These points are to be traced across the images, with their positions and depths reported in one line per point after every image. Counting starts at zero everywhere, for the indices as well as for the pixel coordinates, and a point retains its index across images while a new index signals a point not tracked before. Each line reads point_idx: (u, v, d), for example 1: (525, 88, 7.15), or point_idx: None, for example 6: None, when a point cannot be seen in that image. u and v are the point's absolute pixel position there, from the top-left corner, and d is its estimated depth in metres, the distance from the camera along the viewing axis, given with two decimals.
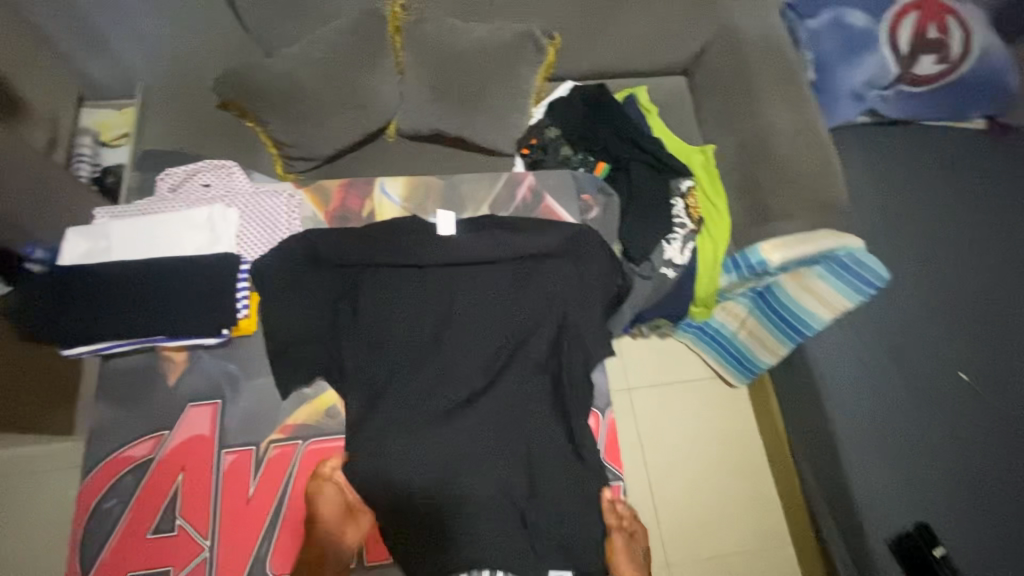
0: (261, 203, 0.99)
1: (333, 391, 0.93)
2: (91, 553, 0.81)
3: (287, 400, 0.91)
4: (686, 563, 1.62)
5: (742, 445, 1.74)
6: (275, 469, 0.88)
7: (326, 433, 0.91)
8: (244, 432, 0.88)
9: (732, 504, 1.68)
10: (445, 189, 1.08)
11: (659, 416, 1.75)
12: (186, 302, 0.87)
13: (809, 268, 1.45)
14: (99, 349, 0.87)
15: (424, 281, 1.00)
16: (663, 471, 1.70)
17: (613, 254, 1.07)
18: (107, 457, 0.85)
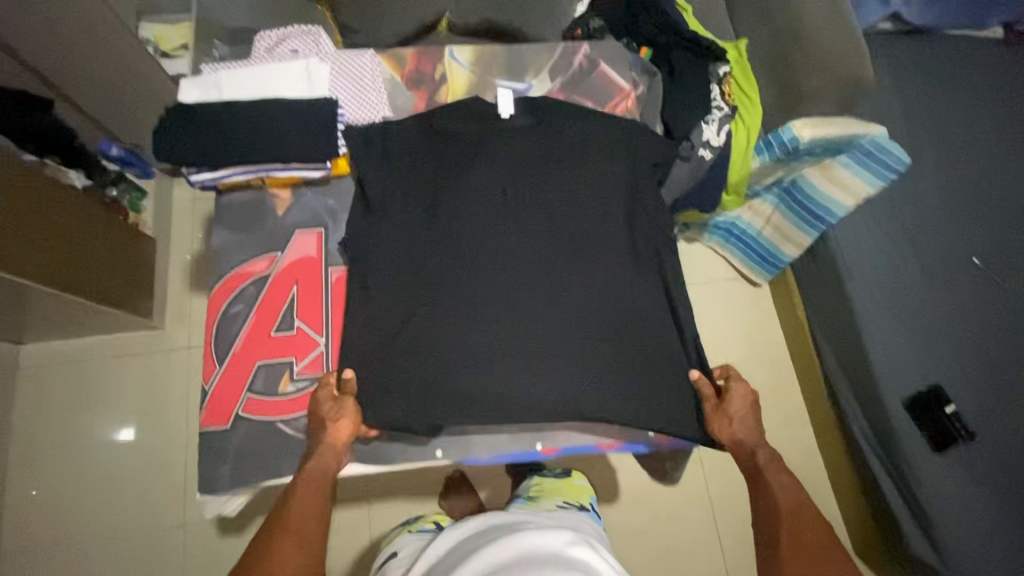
0: (346, 63, 1.07)
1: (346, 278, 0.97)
2: (224, 348, 0.92)
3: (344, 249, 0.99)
4: None
5: (764, 338, 1.87)
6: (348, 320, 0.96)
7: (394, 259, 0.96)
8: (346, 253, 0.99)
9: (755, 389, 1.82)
10: (508, 56, 1.15)
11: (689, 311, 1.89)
12: (290, 134, 0.95)
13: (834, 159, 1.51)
14: (221, 177, 0.97)
15: (495, 126, 1.05)
16: None
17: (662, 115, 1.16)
18: (229, 273, 0.96)
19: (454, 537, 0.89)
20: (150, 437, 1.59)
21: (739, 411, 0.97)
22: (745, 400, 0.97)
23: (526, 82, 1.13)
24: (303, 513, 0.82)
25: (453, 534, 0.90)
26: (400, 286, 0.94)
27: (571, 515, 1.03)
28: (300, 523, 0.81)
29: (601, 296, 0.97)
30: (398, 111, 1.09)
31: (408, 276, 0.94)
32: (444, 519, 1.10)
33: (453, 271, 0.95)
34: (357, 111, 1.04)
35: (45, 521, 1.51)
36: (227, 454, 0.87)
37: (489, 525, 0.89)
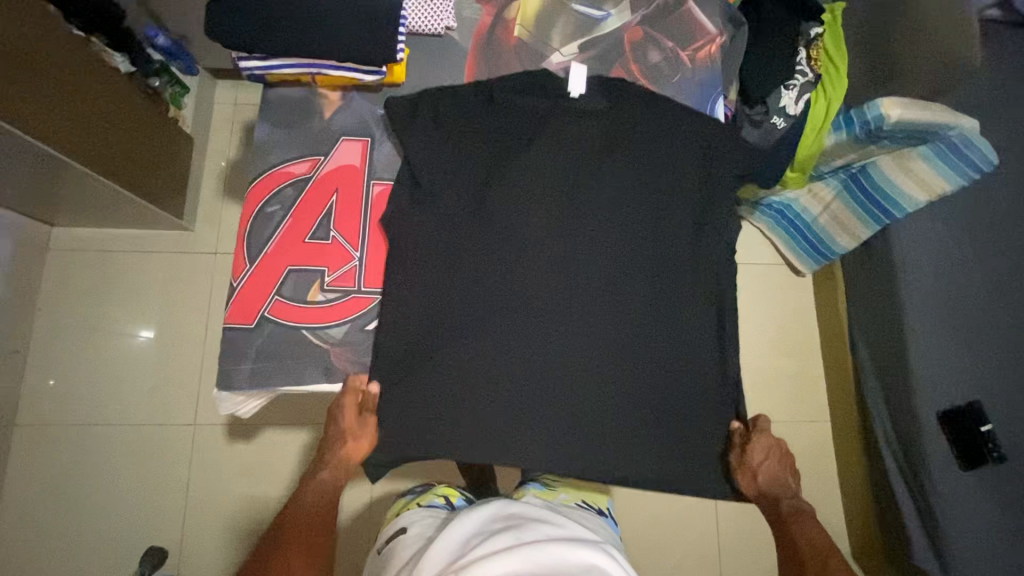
0: None
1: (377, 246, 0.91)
2: (256, 248, 0.88)
3: (383, 167, 0.93)
4: None
5: (797, 329, 1.80)
6: (376, 253, 0.90)
7: (443, 181, 0.91)
8: (393, 167, 0.94)
9: (778, 379, 1.76)
10: None
11: None
12: (350, 29, 0.88)
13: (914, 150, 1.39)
14: (272, 68, 0.90)
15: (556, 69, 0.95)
16: None
17: None
18: (267, 171, 0.91)
19: (472, 522, 0.81)
20: (169, 337, 1.60)
21: (764, 467, 0.90)
22: (767, 455, 0.90)
23: (604, 9, 1.03)
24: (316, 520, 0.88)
25: (470, 519, 0.82)
26: (445, 208, 0.90)
27: (589, 518, 0.92)
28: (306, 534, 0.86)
29: (649, 248, 0.93)
30: (462, 24, 0.99)
31: (455, 202, 0.91)
32: (456, 495, 1.01)
33: (501, 202, 0.91)
34: (417, 15, 0.95)
35: (61, 399, 1.54)
36: (246, 352, 0.84)
37: (506, 517, 0.82)
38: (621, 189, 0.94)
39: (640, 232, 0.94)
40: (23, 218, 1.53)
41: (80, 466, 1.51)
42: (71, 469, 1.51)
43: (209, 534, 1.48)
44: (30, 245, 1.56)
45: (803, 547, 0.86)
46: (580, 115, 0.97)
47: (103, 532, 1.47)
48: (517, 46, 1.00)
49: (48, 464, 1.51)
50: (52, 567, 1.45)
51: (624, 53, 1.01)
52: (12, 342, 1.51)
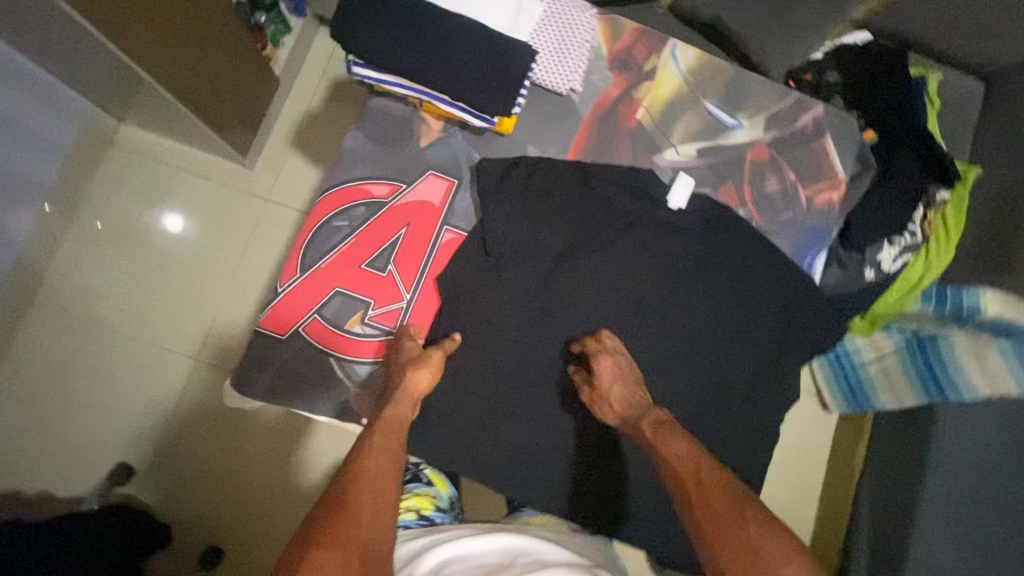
0: (563, 11, 0.91)
1: (429, 295, 0.87)
2: (310, 258, 0.85)
3: (458, 216, 0.89)
4: None
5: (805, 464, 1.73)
6: (426, 301, 0.87)
7: (514, 253, 0.87)
8: (470, 218, 0.89)
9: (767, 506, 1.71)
10: (733, 82, 0.97)
11: None
12: (473, 73, 0.83)
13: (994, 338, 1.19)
14: (383, 81, 0.84)
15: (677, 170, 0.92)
16: None
17: None
18: (344, 182, 0.87)
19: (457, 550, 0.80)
20: (197, 266, 1.59)
21: (616, 390, 0.84)
22: (614, 376, 0.83)
23: (737, 118, 0.95)
24: (383, 466, 0.73)
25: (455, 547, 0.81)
26: (508, 277, 0.86)
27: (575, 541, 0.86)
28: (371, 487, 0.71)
29: (697, 382, 0.89)
30: (586, 87, 0.93)
31: (517, 278, 0.87)
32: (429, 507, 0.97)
33: (566, 287, 0.88)
34: (547, 66, 0.90)
35: (81, 293, 1.56)
36: (270, 363, 0.82)
37: (493, 543, 0.82)
38: (690, 315, 0.90)
39: (693, 363, 0.90)
40: (94, 108, 1.51)
41: (80, 364, 1.53)
42: (70, 361, 1.53)
43: (179, 469, 1.49)
44: (94, 137, 1.55)
45: (681, 468, 0.77)
46: (676, 223, 0.91)
47: (85, 433, 1.51)
48: (636, 128, 0.93)
49: (51, 352, 1.53)
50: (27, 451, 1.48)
51: (742, 171, 0.94)
52: (51, 226, 1.52)
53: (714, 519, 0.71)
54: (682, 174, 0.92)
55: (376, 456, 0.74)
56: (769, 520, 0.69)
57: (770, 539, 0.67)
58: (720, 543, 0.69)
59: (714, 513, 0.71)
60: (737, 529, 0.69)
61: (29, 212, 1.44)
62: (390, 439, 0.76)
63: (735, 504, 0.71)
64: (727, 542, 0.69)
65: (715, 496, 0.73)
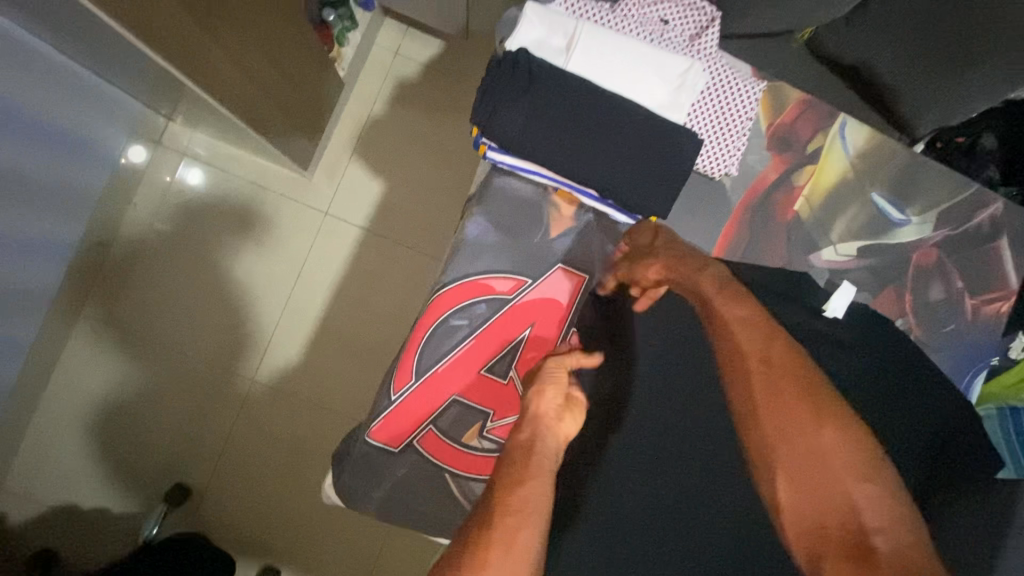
0: (725, 84, 0.78)
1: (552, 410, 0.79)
2: (424, 362, 0.76)
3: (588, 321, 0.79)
4: None
5: None
6: None
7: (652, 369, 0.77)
8: None
9: None
10: (903, 170, 0.85)
11: None
12: (632, 168, 0.72)
13: None
14: (520, 167, 0.75)
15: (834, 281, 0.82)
16: None
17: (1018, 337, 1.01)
18: (465, 276, 0.77)
19: None
20: (252, 281, 1.49)
21: (661, 250, 0.72)
22: (661, 253, 0.72)
23: (905, 214, 0.84)
24: (536, 492, 0.55)
25: None
26: (672, 393, 0.67)
27: None
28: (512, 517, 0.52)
29: None
30: (742, 171, 0.81)
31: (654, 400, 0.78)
32: None
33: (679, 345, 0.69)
34: (706, 153, 0.78)
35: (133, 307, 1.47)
36: (384, 479, 0.75)
37: None
38: None
39: None
40: (145, 107, 1.36)
41: (131, 383, 1.45)
42: (120, 378, 1.45)
43: (231, 497, 1.43)
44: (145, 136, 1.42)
45: (744, 342, 0.61)
46: (843, 341, 0.77)
47: (136, 456, 1.44)
48: (793, 223, 0.82)
49: (103, 369, 1.45)
50: (77, 472, 1.41)
51: (906, 277, 0.84)
52: (99, 233, 1.40)
53: (776, 397, 0.57)
54: (842, 281, 0.81)
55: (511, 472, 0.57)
56: (840, 418, 0.56)
57: (838, 442, 0.55)
58: (776, 446, 0.56)
59: (780, 394, 0.57)
60: (804, 425, 0.56)
61: (80, 222, 1.31)
62: (534, 463, 0.58)
63: (807, 388, 0.58)
64: (784, 430, 0.56)
65: (783, 376, 0.58)
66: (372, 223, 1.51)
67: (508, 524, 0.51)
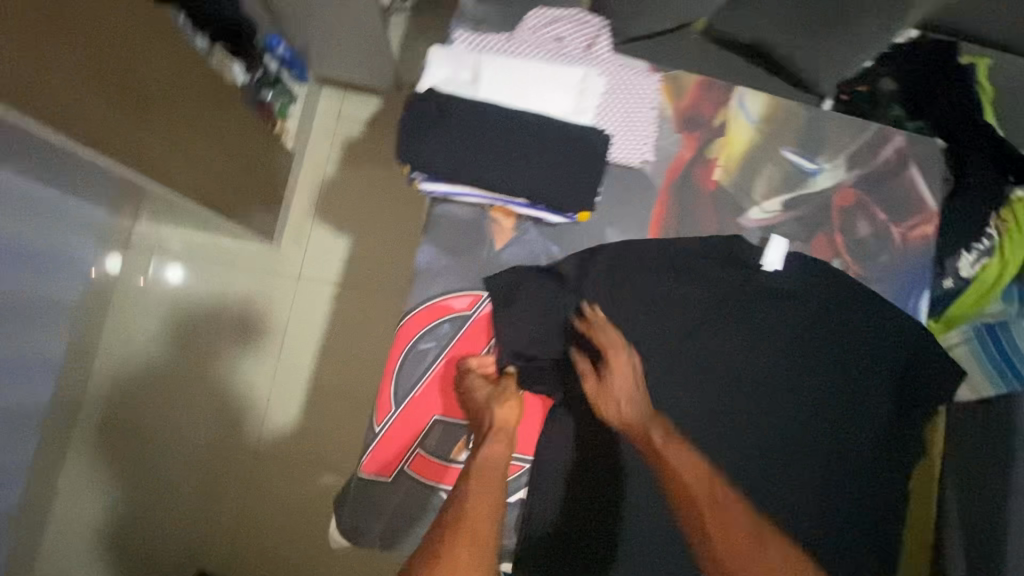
0: (623, 80, 0.86)
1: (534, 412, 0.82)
2: (402, 389, 0.80)
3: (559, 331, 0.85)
4: None
5: None
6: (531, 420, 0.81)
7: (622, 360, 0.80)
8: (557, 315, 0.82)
9: None
10: (806, 123, 0.91)
11: None
12: (551, 172, 0.78)
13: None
14: (451, 191, 0.80)
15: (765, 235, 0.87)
16: None
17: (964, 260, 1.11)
18: (424, 301, 0.81)
19: None
20: (239, 358, 1.52)
21: (621, 387, 0.77)
22: (626, 399, 0.77)
23: (816, 162, 0.90)
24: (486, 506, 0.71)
25: None
26: None
27: None
28: (474, 529, 0.69)
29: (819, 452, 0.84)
30: (658, 154, 0.88)
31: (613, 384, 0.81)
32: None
33: None
34: (618, 146, 0.85)
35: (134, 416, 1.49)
36: (382, 509, 0.78)
37: None
38: (805, 386, 0.85)
39: (810, 434, 0.85)
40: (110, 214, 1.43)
41: (138, 481, 1.46)
42: (126, 479, 1.46)
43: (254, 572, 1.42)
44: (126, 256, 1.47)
45: (693, 485, 0.70)
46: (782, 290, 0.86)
47: (153, 552, 1.44)
48: (715, 191, 0.88)
49: (108, 474, 1.46)
50: None
51: (831, 218, 0.89)
52: (83, 341, 1.44)
53: (724, 536, 0.66)
54: (773, 234, 0.87)
55: (480, 494, 0.72)
56: (783, 548, 0.66)
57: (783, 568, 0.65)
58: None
59: (729, 534, 0.66)
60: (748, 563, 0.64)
61: (63, 333, 1.36)
62: (488, 483, 0.73)
63: (748, 529, 0.66)
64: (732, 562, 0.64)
65: (728, 517, 0.67)
66: (344, 277, 1.56)
67: (473, 529, 0.69)
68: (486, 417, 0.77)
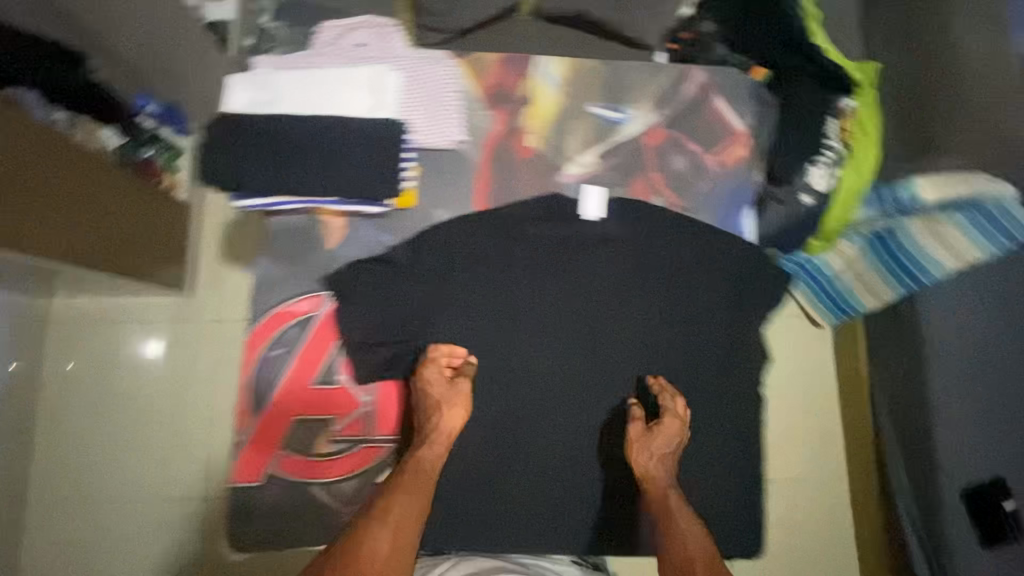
0: (421, 71, 0.91)
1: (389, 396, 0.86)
2: (260, 395, 0.84)
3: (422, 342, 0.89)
4: None
5: None
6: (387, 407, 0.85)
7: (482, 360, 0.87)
8: (393, 301, 0.86)
9: None
10: (607, 76, 0.96)
11: None
12: (357, 170, 0.84)
13: (948, 207, 0.77)
14: (270, 204, 0.85)
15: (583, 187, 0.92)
16: None
17: None
18: (268, 310, 0.86)
19: None
20: None
21: (660, 445, 0.82)
22: (665, 455, 0.82)
23: (623, 111, 0.95)
24: (408, 505, 0.72)
25: None
26: None
27: None
28: (382, 528, 0.70)
29: (665, 377, 0.89)
30: (470, 132, 0.93)
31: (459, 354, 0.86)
32: None
33: None
34: (427, 132, 0.90)
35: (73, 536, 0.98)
36: (257, 514, 0.82)
37: None
38: (646, 320, 0.90)
39: (658, 364, 0.90)
40: None
41: None
42: None
43: None
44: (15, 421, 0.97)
45: (693, 549, 0.73)
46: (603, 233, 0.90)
47: None
48: (530, 156, 0.93)
49: None
50: None
51: (645, 160, 0.95)
52: None
53: None
54: (589, 186, 0.92)
55: (404, 491, 0.73)
56: None
57: None
58: None
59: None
60: None
61: None
62: (420, 480, 0.75)
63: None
64: None
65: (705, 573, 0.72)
66: None
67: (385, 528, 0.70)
68: (437, 413, 0.79)
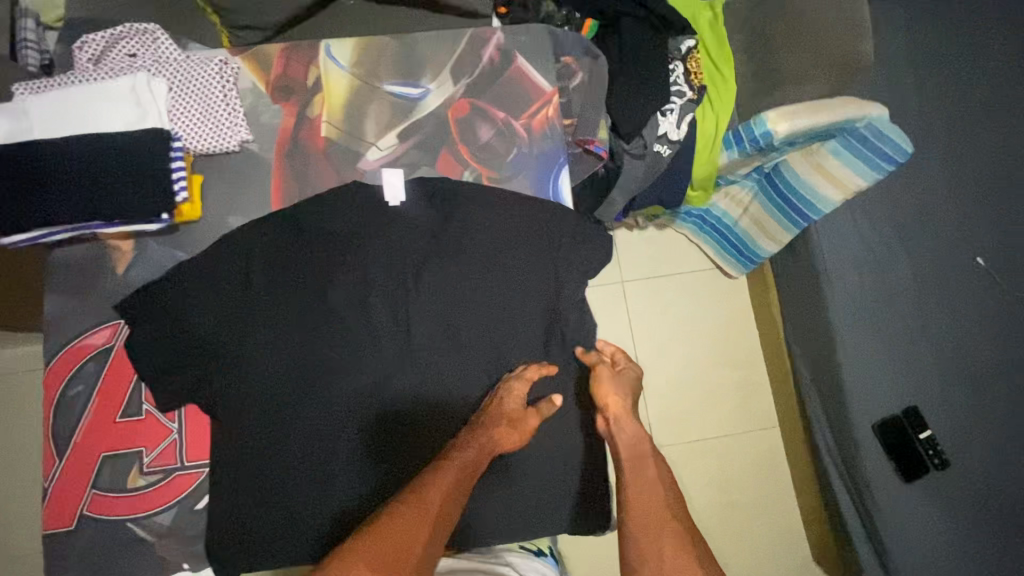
0: (191, 74, 0.86)
1: (201, 419, 0.82)
2: (62, 438, 0.80)
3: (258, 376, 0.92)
4: (682, 468, 1.47)
5: (734, 347, 1.52)
6: (198, 432, 0.82)
7: (299, 365, 0.83)
8: (187, 319, 0.82)
9: (733, 399, 1.51)
10: (400, 52, 0.92)
11: (661, 318, 1.52)
12: (123, 189, 0.79)
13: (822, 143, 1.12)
14: (42, 237, 0.81)
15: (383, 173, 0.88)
16: (668, 373, 1.50)
17: (611, 139, 1.10)
18: (62, 349, 0.82)
19: None
20: None
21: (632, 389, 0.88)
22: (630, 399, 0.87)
23: (420, 86, 0.91)
24: (440, 499, 0.74)
25: None
26: None
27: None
28: (410, 519, 0.71)
29: (490, 357, 0.86)
30: (260, 132, 0.89)
31: (269, 363, 0.82)
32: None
33: None
34: (206, 137, 0.85)
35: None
36: (70, 560, 0.78)
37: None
38: (462, 302, 0.87)
39: (477, 346, 0.86)
40: None
41: None
42: None
43: None
44: None
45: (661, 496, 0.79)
46: (411, 218, 0.87)
47: None
48: (327, 147, 0.89)
49: None
50: None
51: (450, 134, 0.90)
52: None
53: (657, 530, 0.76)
54: (390, 171, 0.88)
55: (442, 485, 0.75)
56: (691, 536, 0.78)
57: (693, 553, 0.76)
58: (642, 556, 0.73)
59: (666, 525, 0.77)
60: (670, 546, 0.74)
61: None
62: (465, 474, 0.77)
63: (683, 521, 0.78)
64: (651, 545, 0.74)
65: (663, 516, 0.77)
66: None
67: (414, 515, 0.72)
68: (495, 430, 0.80)
